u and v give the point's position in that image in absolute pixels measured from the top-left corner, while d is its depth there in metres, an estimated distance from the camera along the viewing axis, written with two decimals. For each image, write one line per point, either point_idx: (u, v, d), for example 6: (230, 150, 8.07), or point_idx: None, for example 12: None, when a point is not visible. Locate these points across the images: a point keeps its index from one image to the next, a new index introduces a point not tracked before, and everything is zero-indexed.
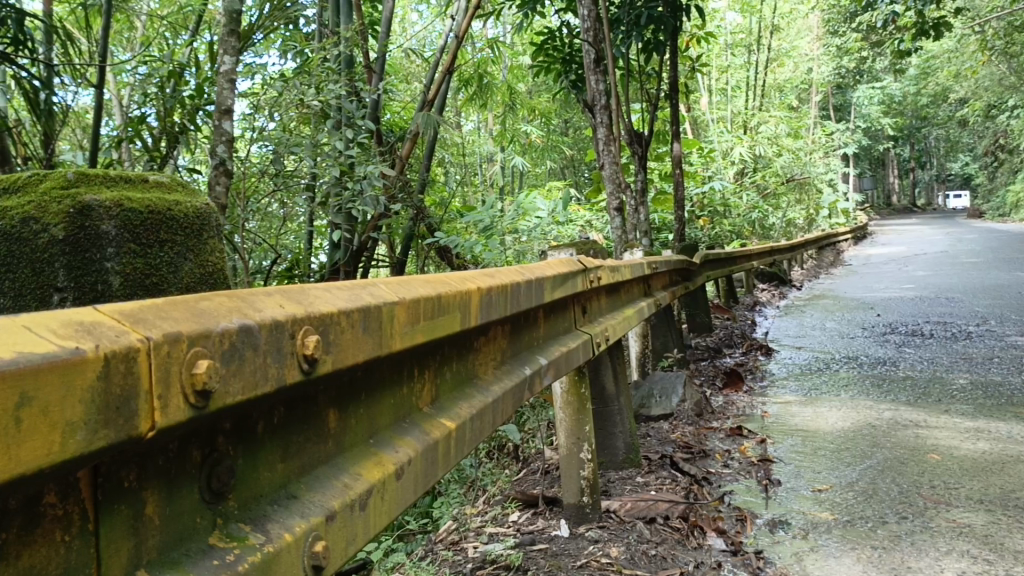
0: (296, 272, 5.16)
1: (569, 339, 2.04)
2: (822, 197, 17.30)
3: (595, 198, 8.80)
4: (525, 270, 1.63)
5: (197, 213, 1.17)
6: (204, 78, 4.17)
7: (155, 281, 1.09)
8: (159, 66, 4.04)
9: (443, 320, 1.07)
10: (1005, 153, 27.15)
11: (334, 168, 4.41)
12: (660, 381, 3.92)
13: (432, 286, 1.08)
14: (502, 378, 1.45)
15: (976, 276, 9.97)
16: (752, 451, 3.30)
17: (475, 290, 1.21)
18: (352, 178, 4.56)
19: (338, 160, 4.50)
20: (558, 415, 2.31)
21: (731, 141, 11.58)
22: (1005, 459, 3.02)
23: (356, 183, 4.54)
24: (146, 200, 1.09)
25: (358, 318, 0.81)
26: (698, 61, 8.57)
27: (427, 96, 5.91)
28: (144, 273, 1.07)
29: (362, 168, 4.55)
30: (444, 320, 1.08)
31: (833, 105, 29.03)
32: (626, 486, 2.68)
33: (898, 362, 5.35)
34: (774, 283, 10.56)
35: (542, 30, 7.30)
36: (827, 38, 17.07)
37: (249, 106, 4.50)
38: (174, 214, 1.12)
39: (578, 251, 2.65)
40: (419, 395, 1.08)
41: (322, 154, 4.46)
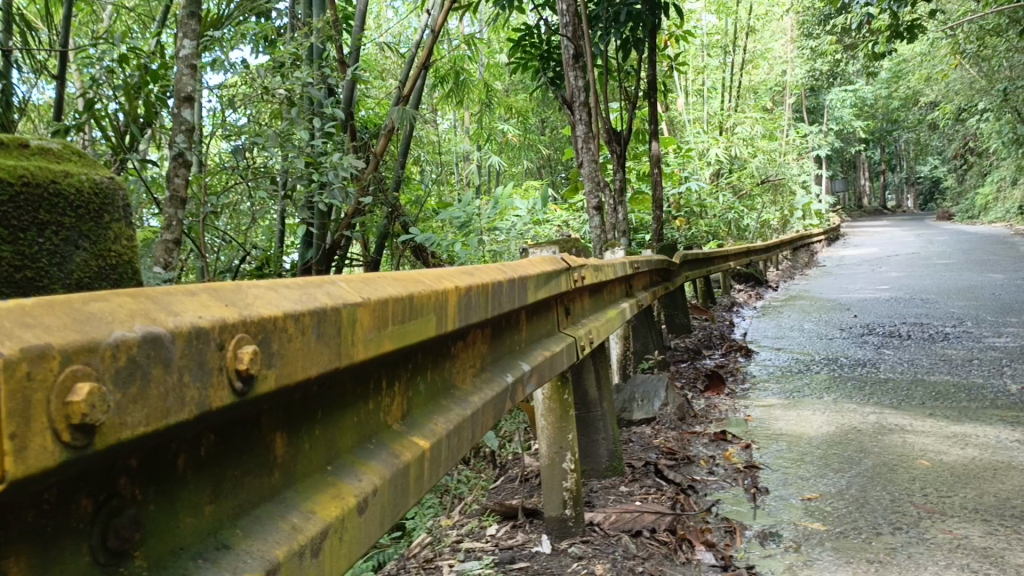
0: (266, 270, 4.97)
1: (552, 343, 1.90)
2: (796, 199, 17.35)
3: (573, 197, 8.68)
4: (506, 268, 1.49)
5: (96, 187, 0.92)
6: (164, 65, 3.92)
7: (32, 275, 0.86)
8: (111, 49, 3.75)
9: (415, 324, 0.93)
10: (974, 157, 27.45)
11: (300, 160, 4.22)
12: (642, 384, 3.80)
13: (403, 285, 0.94)
14: (481, 389, 1.31)
15: (950, 277, 9.99)
16: (738, 457, 3.19)
17: (452, 289, 1.07)
18: (319, 169, 4.38)
19: (303, 151, 4.30)
20: (539, 423, 2.18)
21: (708, 142, 11.52)
22: (997, 467, 2.92)
23: (323, 174, 4.36)
24: (18, 168, 0.84)
25: (310, 323, 0.67)
26: (677, 61, 8.48)
27: (403, 90, 5.74)
28: (14, 266, 0.84)
29: (329, 159, 4.37)
30: (416, 325, 0.93)
31: (806, 107, 29.21)
32: (609, 495, 2.55)
33: (878, 363, 5.28)
34: (751, 284, 10.52)
35: (520, 26, 7.14)
36: (802, 40, 17.10)
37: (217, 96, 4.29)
38: (61, 188, 0.88)
39: (560, 249, 2.53)
40: (387, 411, 0.93)
41: (287, 143, 4.27)
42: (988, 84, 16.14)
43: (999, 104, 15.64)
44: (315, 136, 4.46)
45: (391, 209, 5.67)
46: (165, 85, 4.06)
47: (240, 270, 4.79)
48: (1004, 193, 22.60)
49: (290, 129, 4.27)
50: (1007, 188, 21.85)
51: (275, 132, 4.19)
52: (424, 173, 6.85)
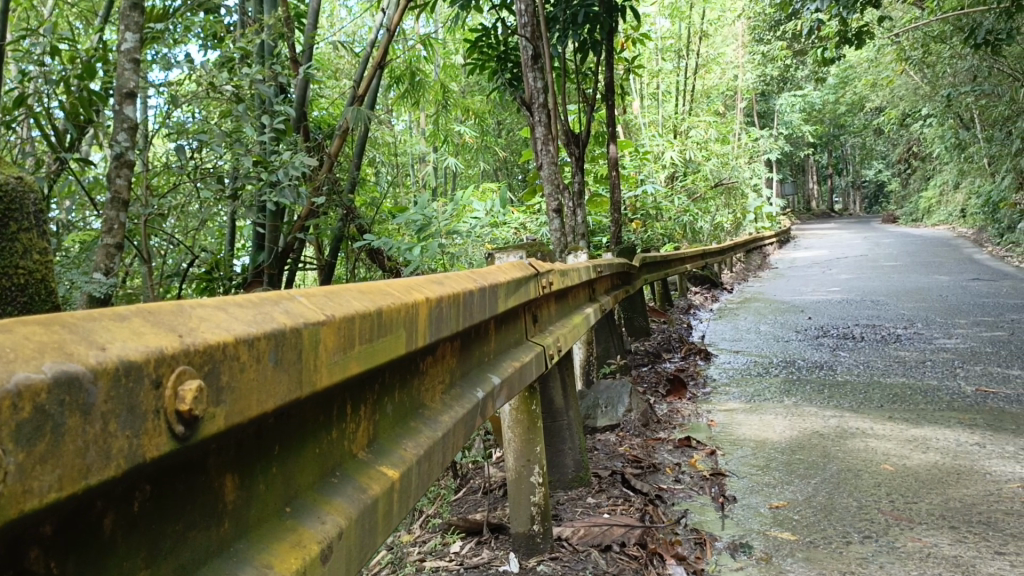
0: (216, 274, 4.80)
1: (521, 353, 1.81)
2: (749, 202, 17.56)
3: (531, 200, 8.62)
4: (476, 276, 1.40)
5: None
6: (104, 59, 3.73)
7: None
8: (47, 42, 3.55)
9: (384, 343, 0.83)
10: (917, 162, 28.15)
11: (248, 159, 4.07)
12: (605, 390, 3.74)
13: (370, 298, 0.85)
14: (452, 407, 1.22)
15: (899, 279, 10.18)
16: (703, 464, 3.14)
17: (423, 301, 0.98)
18: (268, 168, 4.24)
19: (251, 149, 4.16)
20: (505, 436, 2.09)
21: (663, 145, 11.56)
22: (959, 471, 2.92)
23: (273, 174, 4.22)
24: None
25: (267, 347, 0.58)
26: (633, 64, 8.48)
27: (358, 90, 5.61)
28: None
29: (279, 158, 4.24)
30: (385, 343, 0.84)
31: (757, 111, 29.63)
32: (576, 508, 2.47)
33: (835, 366, 5.31)
34: (706, 286, 10.59)
35: (477, 27, 7.05)
36: (754, 44, 17.30)
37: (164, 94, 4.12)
38: None
39: (526, 254, 2.46)
40: (352, 438, 0.84)
41: (235, 142, 4.13)
42: (932, 89, 16.54)
43: (943, 109, 16.02)
44: (264, 133, 4.32)
45: (347, 211, 5.54)
46: (107, 82, 3.86)
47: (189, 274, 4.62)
48: (946, 196, 23.21)
49: (238, 127, 4.12)
50: (949, 191, 22.45)
51: (222, 130, 4.03)
52: (379, 174, 6.72)
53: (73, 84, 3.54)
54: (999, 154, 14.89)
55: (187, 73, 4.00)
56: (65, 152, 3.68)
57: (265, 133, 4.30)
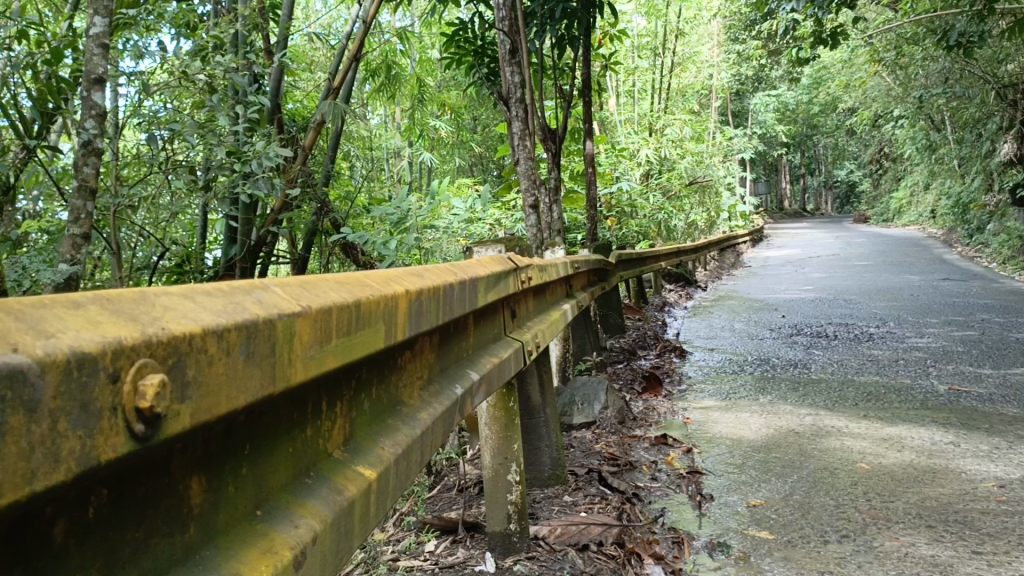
0: (188, 267, 4.72)
1: (499, 349, 1.77)
2: (723, 200, 17.64)
3: (506, 195, 8.58)
4: (456, 269, 1.36)
5: None
6: (73, 44, 3.62)
7: None
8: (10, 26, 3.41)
9: (362, 336, 0.79)
10: (889, 162, 28.47)
11: (221, 150, 3.99)
12: (581, 387, 3.72)
13: (347, 288, 0.81)
14: (430, 403, 1.18)
15: (871, 277, 10.30)
16: (680, 462, 3.13)
17: (402, 294, 0.94)
18: (241, 159, 4.17)
19: (224, 139, 4.08)
20: (482, 433, 2.06)
21: (639, 142, 11.57)
22: (934, 470, 2.94)
23: (247, 165, 4.15)
24: None
25: (238, 339, 0.54)
26: (610, 60, 8.45)
27: (333, 82, 5.52)
28: None
29: (253, 148, 4.16)
30: (363, 336, 0.80)
31: (731, 109, 29.77)
32: (553, 506, 2.44)
33: (809, 364, 5.34)
34: (680, 283, 10.63)
35: (453, 21, 6.98)
36: (730, 44, 17.37)
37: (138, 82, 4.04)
38: None
39: (506, 249, 2.42)
40: (328, 437, 0.79)
41: (207, 132, 4.05)
42: (904, 91, 16.71)
43: (915, 112, 16.19)
44: (237, 123, 4.24)
45: (320, 205, 5.46)
46: (76, 70, 3.76)
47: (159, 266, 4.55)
48: (917, 197, 23.51)
49: (211, 117, 4.04)
50: (920, 192, 22.74)
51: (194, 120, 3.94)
52: (354, 168, 6.64)
53: (41, 72, 3.44)
54: (969, 155, 15.08)
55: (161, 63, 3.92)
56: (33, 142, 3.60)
57: (238, 122, 4.22)
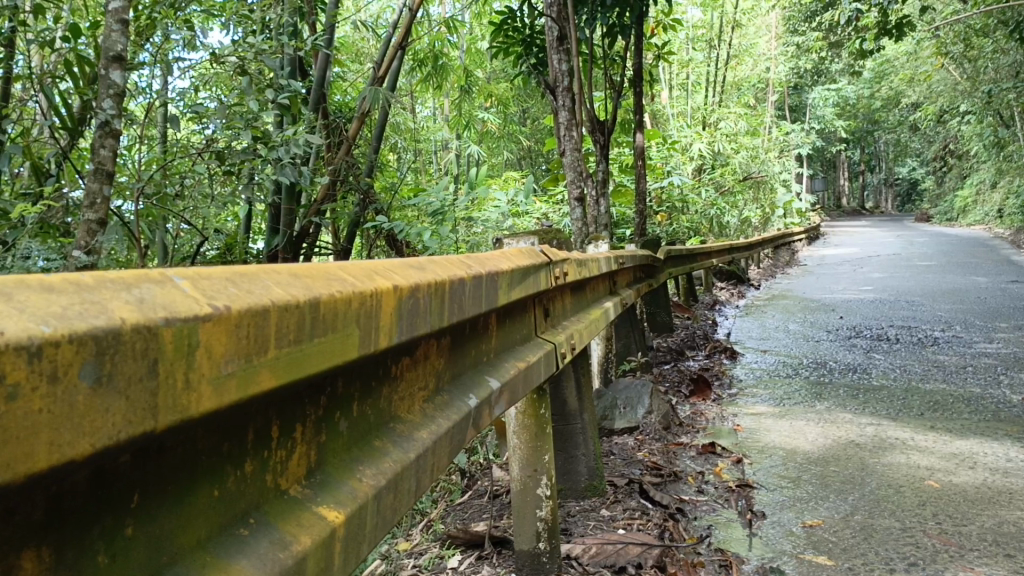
0: (230, 256, 4.65)
1: (526, 352, 1.59)
2: (779, 197, 17.11)
3: (554, 189, 8.37)
4: (469, 261, 1.17)
5: None
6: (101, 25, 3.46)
7: None
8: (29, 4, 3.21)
9: (325, 344, 0.61)
10: (953, 159, 27.53)
11: (247, 134, 3.80)
12: (624, 390, 3.52)
13: (306, 281, 0.61)
14: (434, 419, 1.00)
15: (933, 278, 9.82)
16: (729, 474, 2.91)
17: (390, 289, 0.75)
18: (268, 145, 3.98)
19: (252, 122, 3.89)
20: (510, 442, 1.88)
21: (691, 136, 11.25)
22: (1010, 491, 2.67)
23: (273, 151, 3.94)
24: None
25: (78, 354, 0.35)
26: (663, 50, 8.14)
27: (378, 70, 5.33)
28: None
29: (282, 134, 3.97)
30: (328, 344, 0.61)
31: (789, 104, 29.04)
32: (588, 522, 2.26)
33: (869, 369, 5.03)
34: (732, 281, 10.29)
35: (502, 9, 6.76)
36: (788, 36, 16.81)
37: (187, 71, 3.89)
38: None
39: (539, 242, 2.24)
40: (277, 473, 0.61)
41: (236, 116, 3.87)
42: (971, 85, 16.01)
43: (983, 107, 15.46)
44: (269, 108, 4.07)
45: (362, 195, 5.33)
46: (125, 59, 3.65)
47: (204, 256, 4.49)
48: (983, 195, 22.66)
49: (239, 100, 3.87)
50: (987, 190, 21.81)
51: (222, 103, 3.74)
52: (400, 160, 6.51)
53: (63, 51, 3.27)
54: None
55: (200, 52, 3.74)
56: (77, 126, 3.49)
57: (269, 107, 4.05)
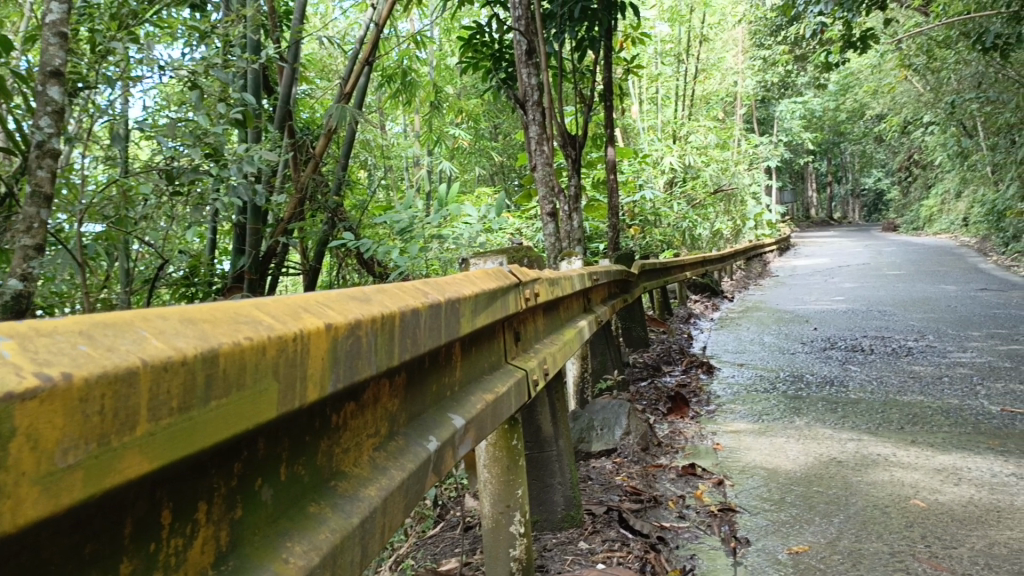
0: (196, 278, 4.43)
1: (495, 381, 1.47)
2: (750, 208, 17.17)
3: (526, 204, 8.26)
4: (426, 288, 1.06)
5: None
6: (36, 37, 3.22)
7: None
8: None
9: (223, 409, 0.50)
10: (918, 169, 27.88)
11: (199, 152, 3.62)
12: (601, 410, 3.40)
13: (200, 327, 0.51)
14: (386, 471, 0.88)
15: (903, 287, 9.86)
16: (710, 497, 2.80)
17: (316, 331, 0.64)
18: (221, 162, 3.81)
19: (203, 138, 3.73)
20: (480, 477, 1.76)
21: (662, 150, 11.23)
22: (998, 508, 2.59)
23: (226, 169, 3.79)
24: None
25: None
26: (633, 64, 8.08)
27: (344, 86, 5.19)
28: None
29: (235, 152, 3.81)
30: (228, 409, 0.50)
31: (755, 116, 29.35)
32: (566, 556, 2.14)
33: (846, 381, 4.97)
34: (706, 294, 10.25)
35: (470, 24, 6.65)
36: (754, 50, 16.92)
37: (151, 93, 3.79)
38: None
39: (508, 261, 2.13)
40: (168, 569, 0.50)
41: (187, 133, 3.68)
42: (934, 96, 16.21)
43: (946, 118, 15.68)
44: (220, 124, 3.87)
45: (330, 213, 5.18)
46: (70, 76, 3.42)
47: (168, 278, 4.27)
48: (948, 204, 22.93)
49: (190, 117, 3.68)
50: (951, 200, 22.11)
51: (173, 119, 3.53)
52: (369, 176, 6.37)
53: (0, 66, 2.99)
54: (1003, 161, 14.60)
55: (168, 73, 3.63)
56: (25, 147, 3.05)
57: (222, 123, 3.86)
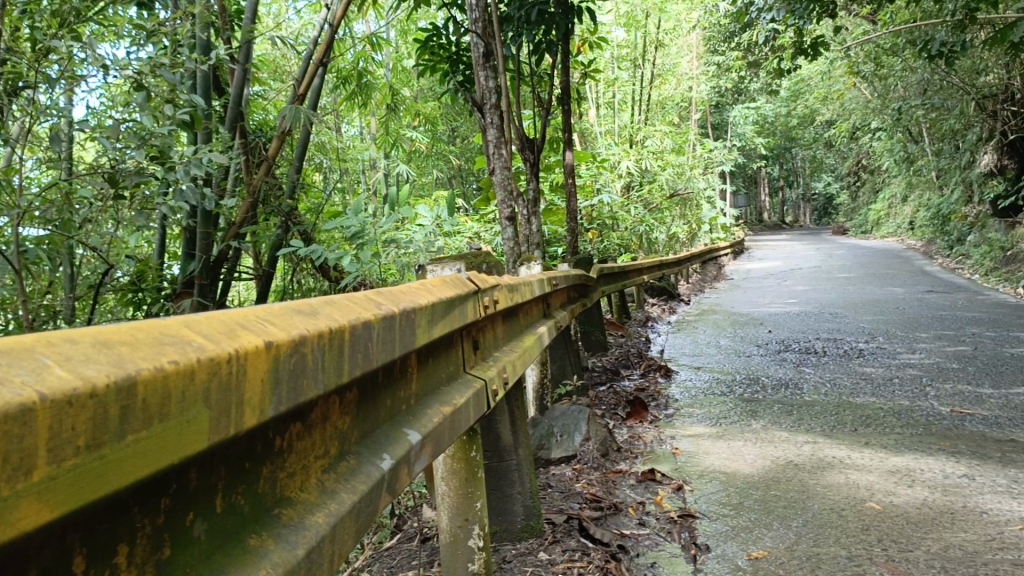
0: (145, 283, 4.27)
1: (454, 393, 1.43)
2: (705, 212, 17.34)
3: (484, 208, 8.22)
4: (380, 298, 1.02)
5: None
6: None
7: None
8: None
9: (138, 443, 0.46)
10: (867, 174, 28.49)
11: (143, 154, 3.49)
12: (561, 416, 3.38)
13: (116, 351, 0.47)
14: (335, 495, 0.83)
15: (854, 290, 10.04)
16: (670, 503, 2.79)
17: (253, 349, 0.60)
18: (167, 164, 3.69)
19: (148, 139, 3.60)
20: (438, 489, 1.71)
21: (619, 154, 11.28)
22: (952, 510, 2.62)
23: (171, 171, 3.66)
24: None
25: None
26: (590, 68, 8.08)
27: (298, 87, 5.08)
28: None
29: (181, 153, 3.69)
30: (144, 443, 0.47)
31: (710, 122, 29.70)
32: (526, 567, 2.10)
33: (800, 383, 5.03)
34: (663, 297, 10.31)
35: (426, 26, 6.58)
36: (709, 55, 17.10)
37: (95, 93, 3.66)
38: None
39: (466, 267, 2.09)
40: None
41: (131, 134, 3.54)
42: (882, 103, 16.58)
43: (894, 124, 16.03)
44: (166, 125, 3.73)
45: (284, 217, 5.07)
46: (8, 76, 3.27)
47: (116, 285, 4.11)
48: (895, 207, 23.46)
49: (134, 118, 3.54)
50: (899, 204, 22.63)
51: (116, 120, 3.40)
52: (325, 180, 6.27)
53: None
54: (948, 166, 14.98)
55: (112, 73, 3.50)
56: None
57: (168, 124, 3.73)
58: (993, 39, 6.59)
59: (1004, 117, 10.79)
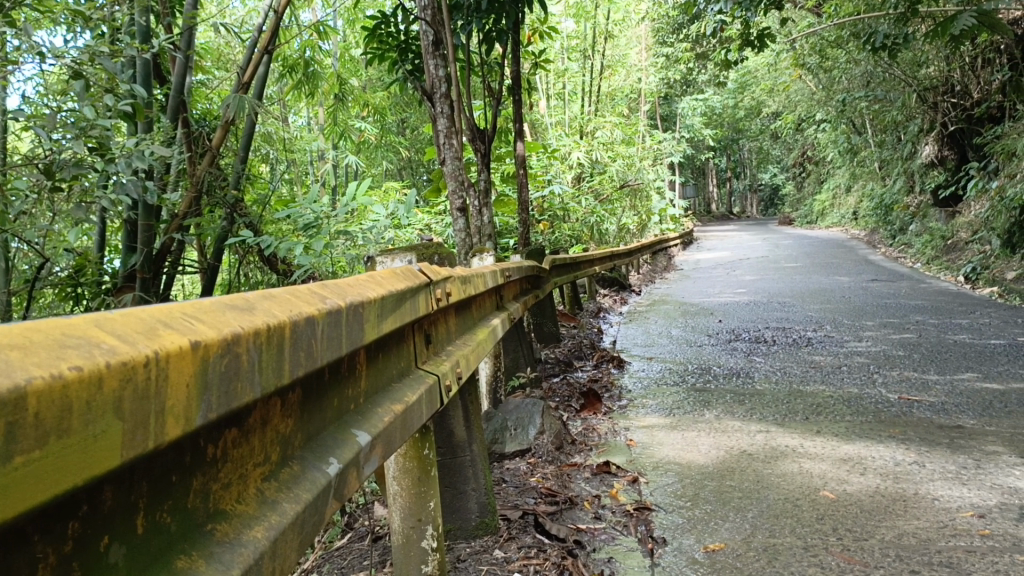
0: (84, 276, 4.09)
1: (404, 390, 1.36)
2: (655, 203, 17.45)
3: (434, 199, 8.11)
4: (324, 291, 0.95)
5: None
6: None
7: None
8: None
9: (22, 461, 0.39)
10: (811, 165, 29.08)
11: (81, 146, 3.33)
12: (514, 410, 3.33)
13: (4, 357, 0.40)
14: (276, 506, 0.77)
15: (800, 279, 10.19)
16: (626, 496, 2.76)
17: (171, 349, 0.52)
18: (106, 157, 3.52)
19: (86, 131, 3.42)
20: (390, 489, 1.65)
21: (569, 145, 11.25)
22: (903, 497, 2.65)
23: (112, 164, 3.51)
24: None
25: None
26: (540, 58, 8.00)
27: (242, 76, 4.93)
28: None
29: (122, 144, 3.52)
30: (31, 459, 0.39)
31: (659, 113, 29.89)
32: (480, 566, 2.05)
33: (752, 372, 5.07)
34: (614, 288, 10.33)
35: (374, 14, 6.43)
36: (658, 47, 17.18)
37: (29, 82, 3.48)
38: None
39: (417, 259, 2.03)
40: None
41: (68, 125, 3.37)
42: (826, 95, 16.87)
43: (839, 115, 16.32)
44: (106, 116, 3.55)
45: (229, 208, 4.92)
46: None
47: (53, 280, 3.93)
48: (839, 198, 23.94)
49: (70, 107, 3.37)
50: (842, 194, 23.09)
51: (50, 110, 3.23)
52: (270, 170, 6.10)
53: None
54: (889, 157, 15.31)
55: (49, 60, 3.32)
56: None
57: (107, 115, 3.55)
58: (934, 32, 6.70)
59: (943, 109, 11.03)
